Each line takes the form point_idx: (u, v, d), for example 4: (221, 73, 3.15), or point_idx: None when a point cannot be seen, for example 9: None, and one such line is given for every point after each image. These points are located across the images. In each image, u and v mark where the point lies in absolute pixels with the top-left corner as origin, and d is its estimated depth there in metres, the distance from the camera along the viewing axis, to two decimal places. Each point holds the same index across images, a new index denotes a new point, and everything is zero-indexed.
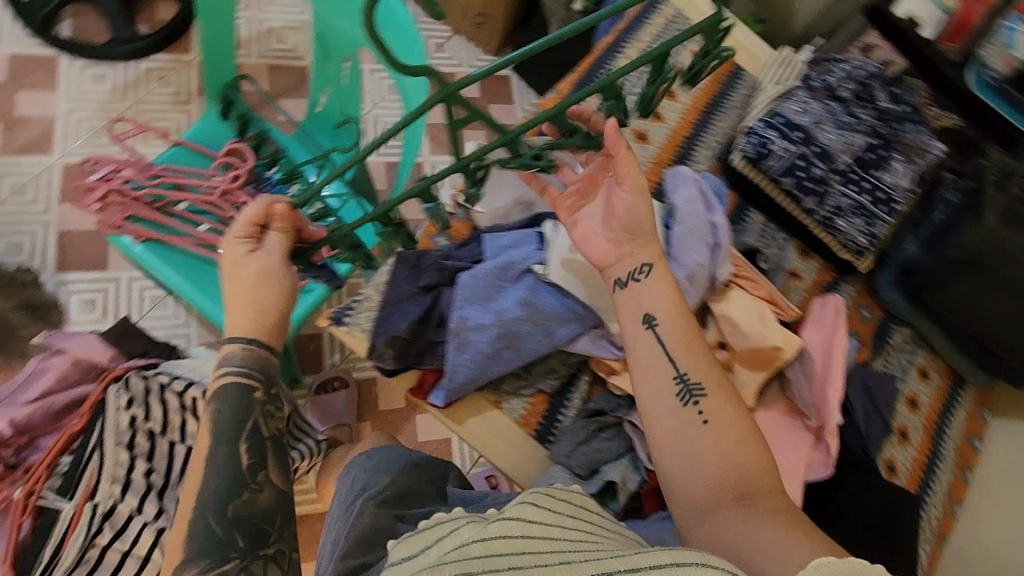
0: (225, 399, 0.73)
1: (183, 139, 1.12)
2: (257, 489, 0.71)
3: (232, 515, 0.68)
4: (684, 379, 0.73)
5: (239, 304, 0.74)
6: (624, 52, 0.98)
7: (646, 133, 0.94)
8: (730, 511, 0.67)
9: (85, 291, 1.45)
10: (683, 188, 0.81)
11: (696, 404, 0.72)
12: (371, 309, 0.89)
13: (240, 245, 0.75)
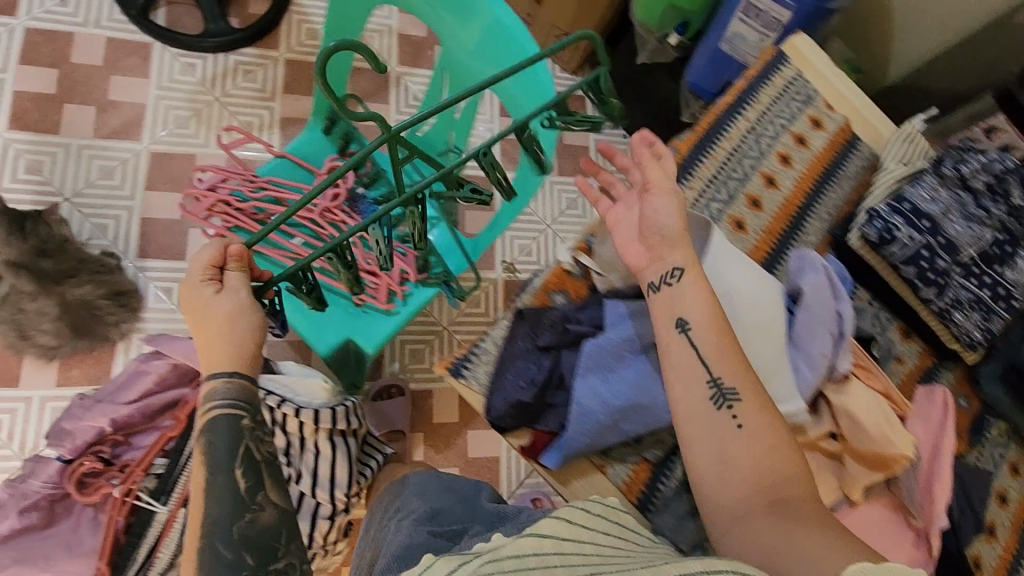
0: (218, 431, 0.71)
1: (287, 152, 1.13)
2: (256, 511, 0.70)
3: (239, 535, 0.68)
4: (718, 384, 0.73)
5: (211, 344, 0.73)
6: (744, 114, 0.96)
7: (759, 200, 0.93)
8: (765, 516, 0.67)
9: (162, 279, 1.48)
10: (809, 273, 0.79)
11: (730, 409, 0.72)
12: (487, 363, 0.90)
13: (199, 288, 0.74)
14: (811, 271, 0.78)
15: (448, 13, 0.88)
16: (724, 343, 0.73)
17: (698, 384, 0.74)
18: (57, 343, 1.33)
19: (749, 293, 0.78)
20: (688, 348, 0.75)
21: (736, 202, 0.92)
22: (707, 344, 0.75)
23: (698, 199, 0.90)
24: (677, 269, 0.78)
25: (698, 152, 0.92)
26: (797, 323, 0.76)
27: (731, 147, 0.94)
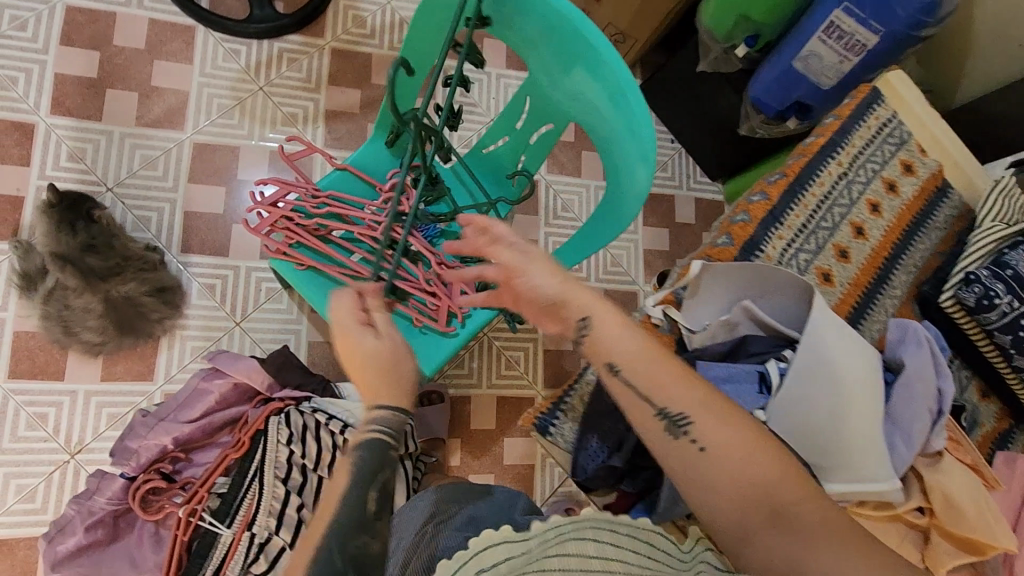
0: (366, 449, 0.67)
1: (349, 164, 1.10)
2: (371, 538, 0.64)
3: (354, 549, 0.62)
4: (666, 415, 0.69)
5: (369, 379, 0.69)
6: (836, 158, 0.92)
7: (847, 250, 0.90)
8: (771, 534, 0.64)
9: (206, 276, 1.46)
10: (910, 345, 0.78)
11: (687, 433, 0.69)
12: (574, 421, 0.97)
13: (356, 332, 0.71)
14: (910, 347, 0.77)
15: (546, 48, 0.82)
16: (659, 369, 0.70)
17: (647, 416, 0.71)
18: (102, 340, 1.29)
19: (843, 359, 0.72)
20: (642, 394, 0.70)
21: (824, 253, 0.89)
22: (648, 380, 0.70)
23: (787, 248, 0.87)
24: (578, 322, 0.72)
25: (788, 199, 0.89)
26: (894, 397, 0.75)
27: (821, 194, 0.90)
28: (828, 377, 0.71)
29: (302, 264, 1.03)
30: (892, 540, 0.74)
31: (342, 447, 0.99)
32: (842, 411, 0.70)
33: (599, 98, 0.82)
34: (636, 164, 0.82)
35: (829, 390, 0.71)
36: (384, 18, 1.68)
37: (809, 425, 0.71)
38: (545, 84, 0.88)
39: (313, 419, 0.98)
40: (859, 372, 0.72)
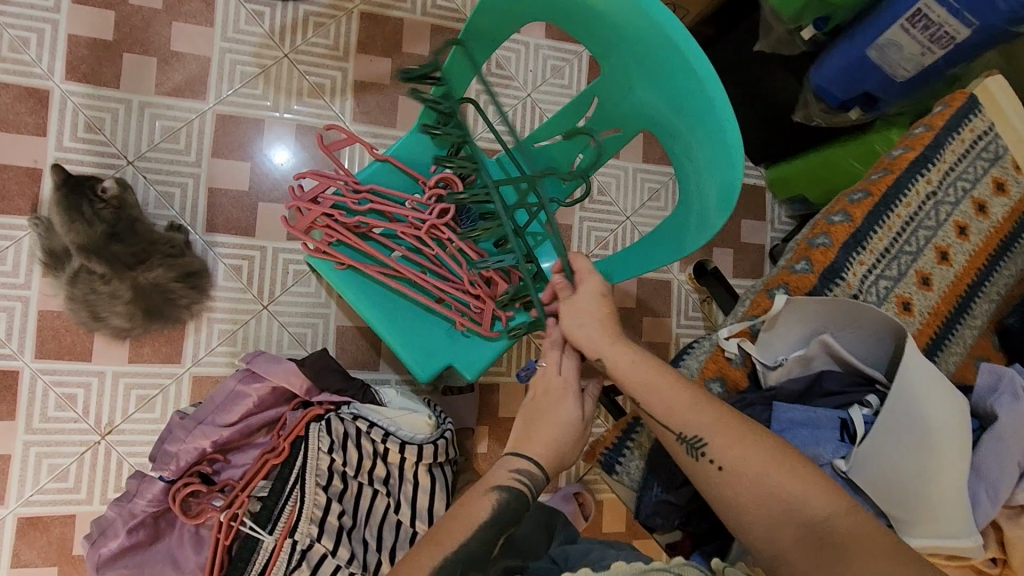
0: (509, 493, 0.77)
1: (390, 156, 1.03)
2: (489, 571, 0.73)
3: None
4: (684, 437, 0.73)
5: (538, 432, 0.80)
6: (925, 175, 0.85)
7: (930, 277, 0.84)
8: (805, 551, 0.64)
9: (231, 256, 1.41)
10: (1008, 397, 0.74)
11: (708, 455, 0.71)
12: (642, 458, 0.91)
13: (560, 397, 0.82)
14: (1004, 397, 0.74)
15: (626, 50, 0.78)
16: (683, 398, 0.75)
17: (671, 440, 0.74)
18: (131, 325, 1.25)
19: (936, 408, 0.68)
20: (667, 428, 0.74)
21: (906, 280, 0.83)
22: (669, 408, 0.75)
23: (868, 274, 0.81)
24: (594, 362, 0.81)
25: (872, 221, 0.83)
26: (984, 449, 0.72)
27: (907, 215, 0.84)
28: (916, 423, 0.68)
29: (342, 263, 0.99)
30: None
31: (382, 454, 0.97)
32: (931, 460, 0.66)
33: (677, 111, 0.78)
34: (715, 173, 0.78)
35: (917, 438, 0.67)
36: None
37: (894, 472, 0.67)
38: (621, 91, 0.85)
39: (354, 426, 0.95)
40: (951, 421, 0.68)
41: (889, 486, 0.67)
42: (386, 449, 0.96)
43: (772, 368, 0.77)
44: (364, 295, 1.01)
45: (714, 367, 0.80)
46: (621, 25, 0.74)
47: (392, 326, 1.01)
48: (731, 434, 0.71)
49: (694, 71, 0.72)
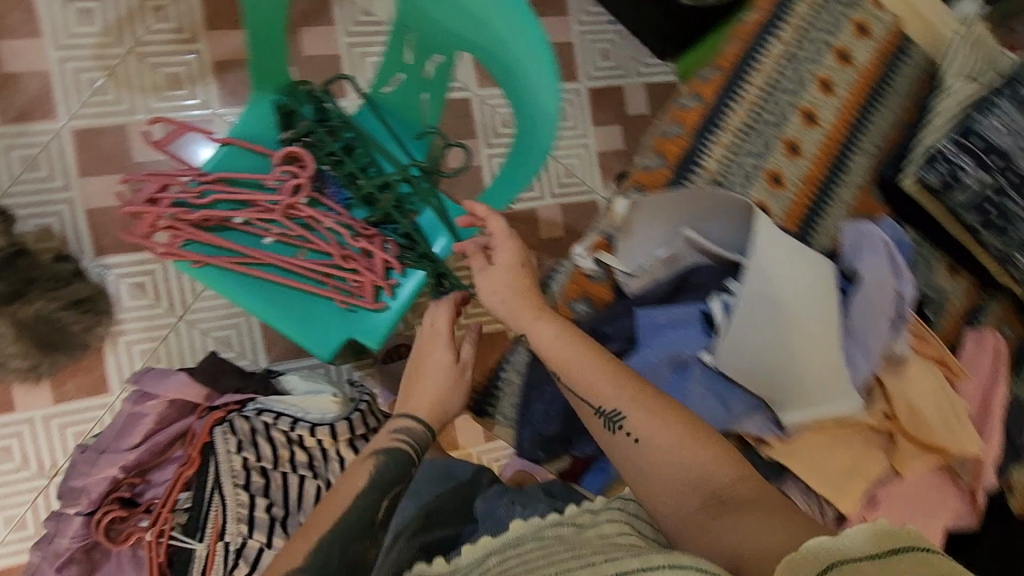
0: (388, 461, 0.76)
1: (233, 137, 0.96)
2: (371, 546, 0.71)
3: (351, 554, 0.70)
4: (602, 411, 0.73)
5: (421, 389, 0.81)
6: (777, 34, 0.86)
7: (799, 144, 0.83)
8: (708, 516, 0.66)
9: (131, 275, 1.36)
10: (871, 254, 0.77)
11: (624, 430, 0.72)
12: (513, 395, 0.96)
13: (443, 344, 0.81)
14: (874, 251, 0.77)
15: None
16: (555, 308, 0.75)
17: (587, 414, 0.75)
18: (31, 363, 1.23)
19: (793, 287, 0.72)
20: (587, 406, 0.75)
21: (773, 152, 0.83)
22: (582, 380, 0.75)
23: (730, 156, 0.82)
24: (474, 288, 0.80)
25: (723, 98, 0.83)
26: (854, 310, 0.75)
27: (766, 81, 0.84)
28: (777, 307, 0.72)
29: (206, 263, 0.94)
30: (856, 448, 0.75)
31: (298, 441, 0.95)
32: (789, 339, 0.72)
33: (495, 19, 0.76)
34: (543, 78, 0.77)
35: (777, 320, 0.72)
36: None
37: (760, 359, 0.73)
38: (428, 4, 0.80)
39: (261, 421, 0.94)
40: (807, 298, 0.73)
41: (756, 370, 0.74)
42: (300, 436, 0.95)
43: (631, 275, 0.82)
44: (243, 287, 0.96)
45: (578, 288, 0.85)
46: None
47: (282, 316, 0.97)
48: (652, 408, 0.71)
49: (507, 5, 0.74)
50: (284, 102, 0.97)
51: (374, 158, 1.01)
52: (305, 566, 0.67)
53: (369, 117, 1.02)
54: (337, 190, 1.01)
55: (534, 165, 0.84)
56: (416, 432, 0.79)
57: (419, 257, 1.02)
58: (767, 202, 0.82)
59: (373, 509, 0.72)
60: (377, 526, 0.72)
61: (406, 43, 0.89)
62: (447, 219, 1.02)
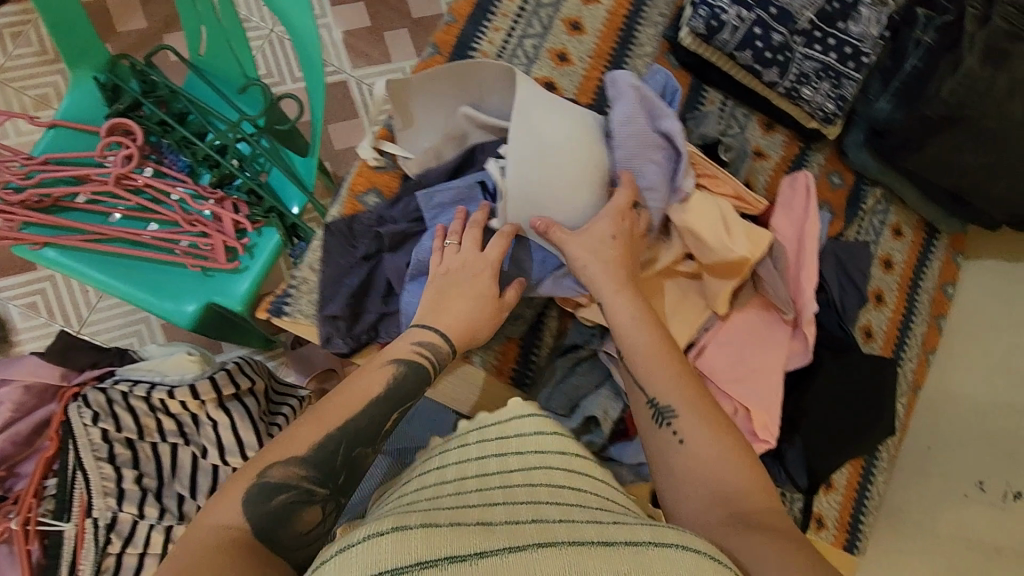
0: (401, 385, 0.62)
1: (59, 120, 0.97)
2: (371, 451, 0.59)
3: (353, 456, 0.57)
4: (654, 402, 0.62)
5: (449, 306, 0.64)
6: None
7: (580, 22, 0.80)
8: (731, 529, 0.52)
9: (22, 297, 1.36)
10: (621, 99, 0.69)
11: (672, 426, 0.61)
12: (310, 292, 0.70)
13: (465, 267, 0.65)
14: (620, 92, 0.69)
15: None
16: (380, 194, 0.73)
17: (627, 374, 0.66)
18: None
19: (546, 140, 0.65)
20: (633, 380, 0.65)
21: (553, 32, 0.79)
22: (647, 347, 0.64)
23: (508, 38, 0.78)
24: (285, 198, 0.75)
25: None
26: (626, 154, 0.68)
27: None
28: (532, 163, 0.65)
29: (46, 243, 0.94)
30: (677, 296, 0.74)
31: (161, 407, 0.94)
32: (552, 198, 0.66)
33: None
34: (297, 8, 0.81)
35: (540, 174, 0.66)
36: None
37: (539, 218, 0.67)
38: None
39: (117, 392, 0.92)
40: (561, 139, 0.66)
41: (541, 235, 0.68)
42: (160, 401, 0.93)
43: (412, 157, 0.73)
44: (89, 263, 0.95)
45: (363, 179, 0.73)
46: None
47: (134, 284, 0.96)
48: (707, 411, 0.60)
49: None
50: (105, 79, 0.99)
51: (209, 124, 1.03)
52: (304, 457, 0.55)
53: (200, 88, 1.04)
54: (176, 156, 1.03)
55: (321, 102, 0.85)
56: (443, 351, 0.64)
57: (266, 209, 1.02)
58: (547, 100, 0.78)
59: (381, 416, 0.60)
60: (380, 434, 0.60)
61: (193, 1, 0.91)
62: (295, 172, 1.03)
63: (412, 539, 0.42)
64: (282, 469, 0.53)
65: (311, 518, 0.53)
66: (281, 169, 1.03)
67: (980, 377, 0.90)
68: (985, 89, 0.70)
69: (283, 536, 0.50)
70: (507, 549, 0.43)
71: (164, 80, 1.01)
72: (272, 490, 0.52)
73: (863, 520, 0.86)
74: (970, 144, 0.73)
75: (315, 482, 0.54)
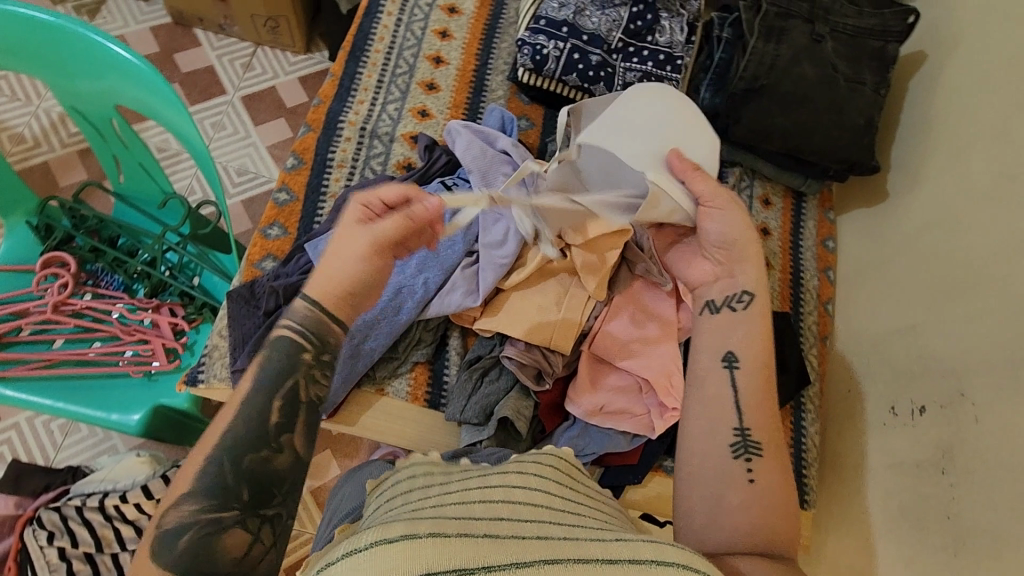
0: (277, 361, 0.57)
1: None
2: (274, 452, 0.54)
3: (246, 467, 0.52)
4: (743, 433, 0.62)
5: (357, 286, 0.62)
6: (384, 11, 0.96)
7: (434, 83, 0.93)
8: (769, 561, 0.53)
9: None
10: (458, 140, 0.81)
11: (749, 463, 0.60)
12: (225, 357, 0.76)
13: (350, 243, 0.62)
14: (456, 134, 0.82)
15: (48, 72, 0.88)
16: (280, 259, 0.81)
17: (717, 377, 0.65)
18: None
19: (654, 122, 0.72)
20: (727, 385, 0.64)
21: (412, 94, 0.92)
22: (746, 354, 0.65)
23: (372, 109, 0.90)
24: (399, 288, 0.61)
25: (354, 66, 0.92)
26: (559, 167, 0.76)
27: (385, 47, 0.94)
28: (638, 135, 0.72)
29: None
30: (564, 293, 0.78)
31: (117, 514, 0.93)
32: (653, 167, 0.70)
33: (114, 94, 0.89)
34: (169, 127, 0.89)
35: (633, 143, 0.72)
36: (41, 124, 1.58)
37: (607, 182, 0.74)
38: (73, 95, 0.92)
39: (72, 508, 0.93)
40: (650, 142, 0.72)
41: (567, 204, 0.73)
42: (116, 507, 0.93)
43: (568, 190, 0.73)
44: (34, 392, 0.99)
45: (258, 249, 0.81)
46: (11, 50, 0.86)
47: (79, 402, 0.99)
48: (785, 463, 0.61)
49: (106, 81, 0.87)
50: (40, 222, 1.10)
51: (140, 242, 1.13)
52: (194, 489, 0.51)
53: (131, 211, 1.15)
54: (111, 278, 1.11)
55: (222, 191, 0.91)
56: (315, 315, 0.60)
57: (199, 306, 1.09)
58: (413, 155, 0.88)
59: (262, 411, 0.54)
60: (270, 432, 0.54)
61: (101, 138, 1.01)
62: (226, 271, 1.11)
63: (423, 553, 0.38)
64: (179, 512, 0.50)
65: (231, 542, 0.50)
66: (210, 268, 1.12)
67: (873, 304, 0.91)
68: (771, 61, 0.83)
69: (212, 571, 0.49)
70: (517, 567, 0.38)
71: (95, 214, 1.13)
72: (175, 536, 0.49)
73: (808, 475, 0.86)
74: (780, 107, 0.84)
75: (217, 510, 0.51)
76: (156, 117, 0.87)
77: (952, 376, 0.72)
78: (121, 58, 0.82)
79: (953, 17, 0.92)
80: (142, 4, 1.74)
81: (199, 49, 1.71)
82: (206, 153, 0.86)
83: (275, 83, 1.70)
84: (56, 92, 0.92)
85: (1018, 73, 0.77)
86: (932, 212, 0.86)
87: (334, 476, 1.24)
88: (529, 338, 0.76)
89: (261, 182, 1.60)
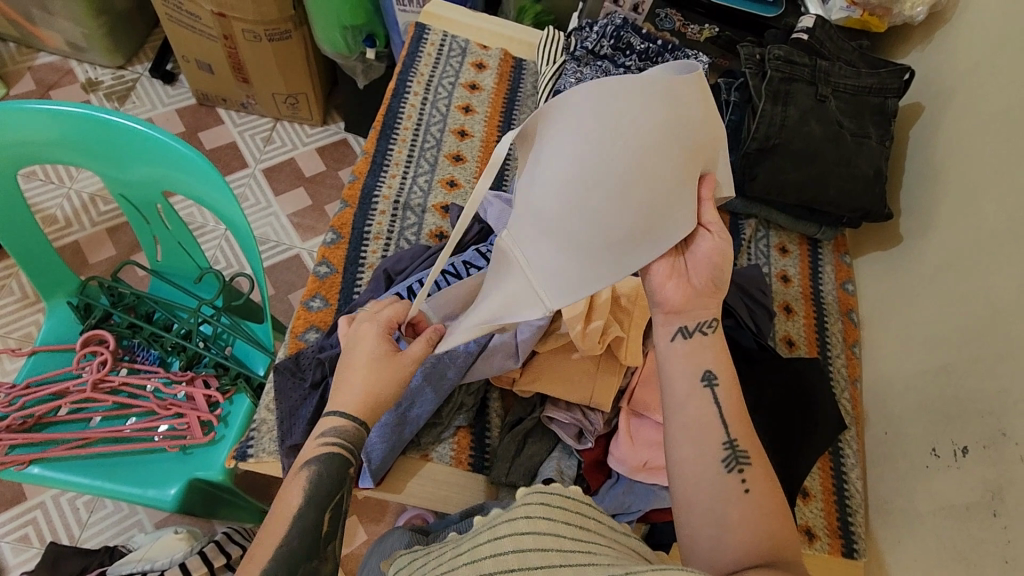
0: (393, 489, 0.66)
1: (38, 346, 1.09)
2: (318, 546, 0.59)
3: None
4: (732, 444, 0.61)
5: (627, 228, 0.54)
6: (410, 91, 1.03)
7: (461, 154, 0.98)
8: None
9: None
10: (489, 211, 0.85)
11: (742, 473, 0.60)
12: (272, 430, 0.79)
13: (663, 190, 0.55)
14: (491, 206, 0.85)
15: (95, 159, 0.92)
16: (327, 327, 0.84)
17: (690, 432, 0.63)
18: None
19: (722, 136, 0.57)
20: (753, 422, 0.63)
21: (440, 166, 0.97)
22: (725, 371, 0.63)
23: (404, 181, 0.95)
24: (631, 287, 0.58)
25: (385, 143, 0.98)
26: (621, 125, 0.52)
27: (413, 123, 1.00)
28: (593, 164, 0.51)
29: (23, 463, 0.97)
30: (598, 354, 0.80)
31: None
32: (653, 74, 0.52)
33: (159, 174, 0.93)
34: (209, 204, 0.92)
35: (590, 191, 0.52)
36: (72, 205, 1.65)
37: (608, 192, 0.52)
38: (119, 178, 0.96)
39: None
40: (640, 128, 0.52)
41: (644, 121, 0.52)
42: None
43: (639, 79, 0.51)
44: (70, 472, 0.99)
45: (302, 321, 0.84)
46: (60, 140, 0.90)
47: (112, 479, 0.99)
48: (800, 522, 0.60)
49: (153, 161, 0.91)
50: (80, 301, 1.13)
51: (175, 316, 1.15)
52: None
53: (167, 286, 1.19)
54: (147, 352, 1.12)
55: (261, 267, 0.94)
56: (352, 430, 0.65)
57: (234, 377, 1.09)
58: (444, 225, 0.92)
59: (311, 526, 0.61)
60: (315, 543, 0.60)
61: (144, 219, 1.05)
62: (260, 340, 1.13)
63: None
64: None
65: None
66: (244, 338, 1.14)
67: (899, 347, 0.93)
68: (781, 121, 0.89)
69: None
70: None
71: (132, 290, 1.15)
72: None
73: (852, 522, 0.86)
74: (792, 162, 0.89)
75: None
76: (200, 198, 0.92)
77: (991, 416, 0.72)
78: (172, 147, 0.87)
79: (943, 73, 0.98)
80: (169, 88, 1.84)
81: (222, 127, 1.80)
82: (247, 229, 0.89)
83: (293, 155, 1.77)
84: (102, 175, 0.95)
85: (1014, 122, 0.82)
86: (946, 254, 0.89)
87: (363, 543, 1.21)
88: (568, 397, 0.78)
89: (282, 250, 1.64)
